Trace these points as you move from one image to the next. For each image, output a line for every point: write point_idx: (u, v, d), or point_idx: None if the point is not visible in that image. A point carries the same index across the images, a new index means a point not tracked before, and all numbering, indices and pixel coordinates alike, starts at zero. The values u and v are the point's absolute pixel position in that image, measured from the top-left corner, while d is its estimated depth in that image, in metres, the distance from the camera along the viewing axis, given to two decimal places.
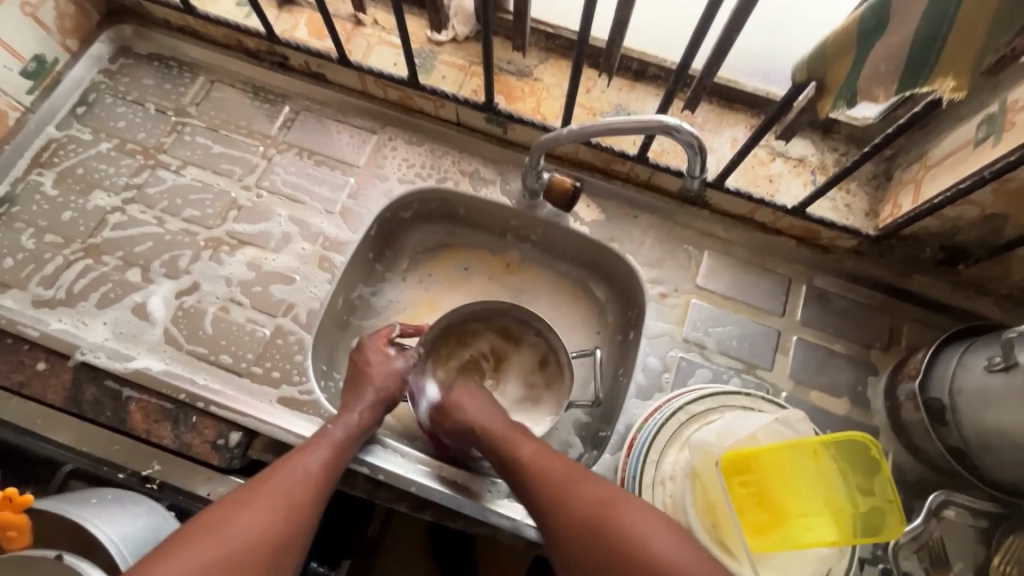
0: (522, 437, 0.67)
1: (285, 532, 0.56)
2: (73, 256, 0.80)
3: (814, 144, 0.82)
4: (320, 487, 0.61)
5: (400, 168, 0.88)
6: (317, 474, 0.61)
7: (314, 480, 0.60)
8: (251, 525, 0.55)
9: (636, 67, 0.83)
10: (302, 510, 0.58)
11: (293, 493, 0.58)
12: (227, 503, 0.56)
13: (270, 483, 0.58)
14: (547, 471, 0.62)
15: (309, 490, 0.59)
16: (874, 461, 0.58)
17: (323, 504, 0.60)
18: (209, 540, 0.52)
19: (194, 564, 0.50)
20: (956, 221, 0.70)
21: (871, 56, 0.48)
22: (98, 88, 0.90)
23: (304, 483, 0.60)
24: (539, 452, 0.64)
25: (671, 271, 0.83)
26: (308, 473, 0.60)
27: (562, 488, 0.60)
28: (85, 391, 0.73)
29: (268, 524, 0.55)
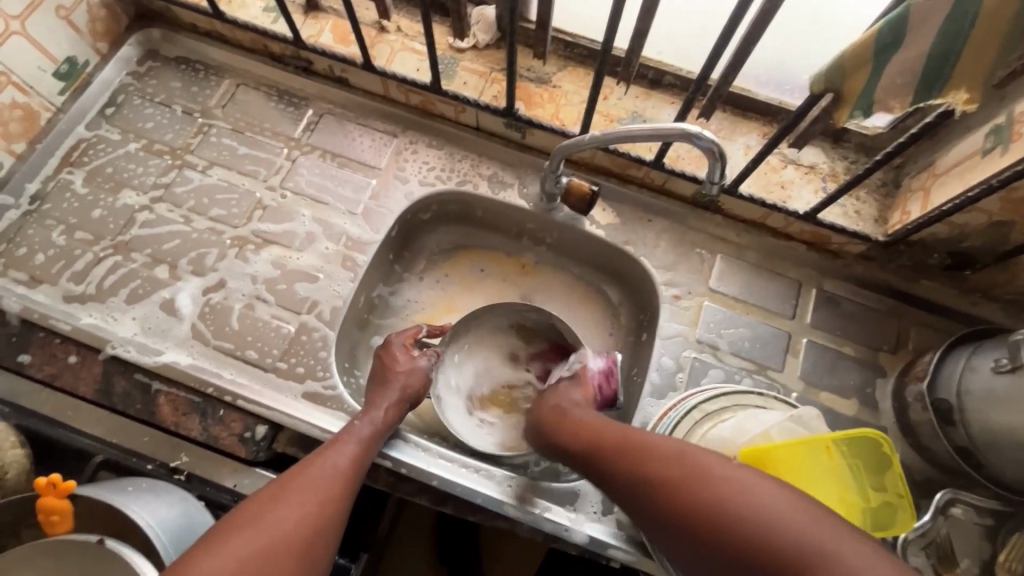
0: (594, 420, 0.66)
1: (321, 523, 0.56)
2: (103, 253, 0.82)
3: (825, 152, 0.84)
4: (351, 481, 0.61)
5: (420, 171, 0.90)
6: (345, 469, 0.61)
7: (343, 474, 0.60)
8: (287, 517, 0.54)
9: (652, 75, 0.86)
10: (332, 508, 0.57)
11: (326, 485, 0.58)
12: (266, 495, 0.56)
13: (301, 476, 0.58)
14: (631, 445, 0.59)
15: (340, 484, 0.59)
16: (885, 457, 0.60)
17: (352, 499, 0.61)
18: (243, 541, 0.51)
19: (230, 562, 0.49)
20: (964, 227, 0.72)
21: (887, 69, 0.50)
22: (126, 90, 0.92)
23: (335, 476, 0.60)
24: (614, 429, 0.63)
25: (684, 274, 0.85)
26: (337, 468, 0.60)
27: (639, 459, 0.57)
28: (115, 384, 0.75)
29: (304, 512, 0.55)
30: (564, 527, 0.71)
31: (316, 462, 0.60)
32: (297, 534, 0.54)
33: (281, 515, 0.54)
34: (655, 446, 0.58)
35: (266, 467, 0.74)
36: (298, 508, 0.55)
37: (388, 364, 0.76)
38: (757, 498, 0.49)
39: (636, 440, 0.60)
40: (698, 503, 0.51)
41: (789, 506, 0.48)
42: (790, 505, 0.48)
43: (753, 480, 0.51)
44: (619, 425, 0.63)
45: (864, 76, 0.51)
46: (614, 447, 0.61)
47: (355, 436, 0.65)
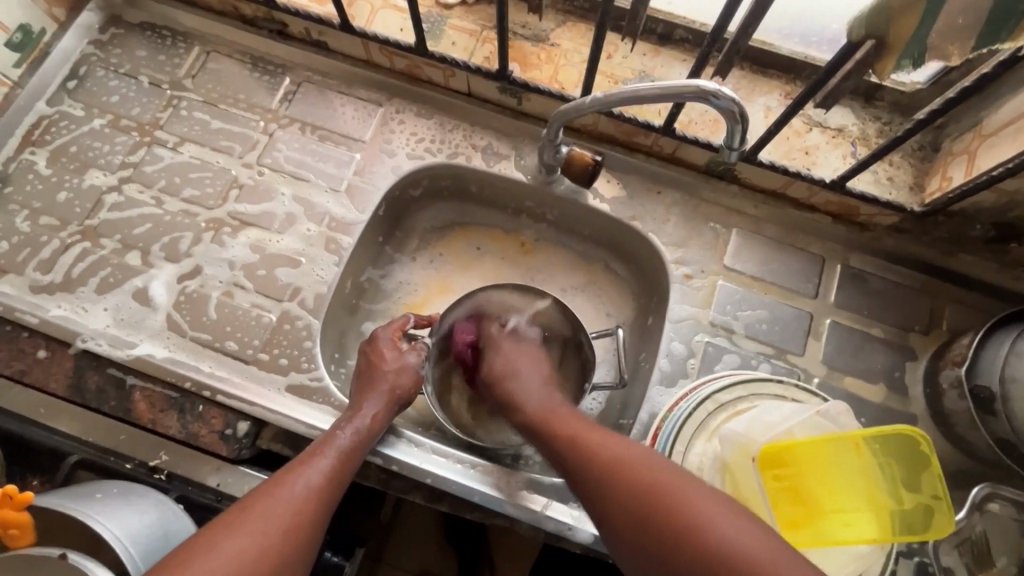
0: (571, 416, 0.63)
1: (286, 548, 0.52)
2: (70, 239, 0.76)
3: (855, 113, 0.76)
4: (324, 500, 0.57)
5: (408, 143, 0.83)
6: (319, 486, 0.57)
7: (316, 494, 0.56)
8: (250, 543, 0.50)
9: (661, 29, 0.77)
10: (301, 530, 0.53)
11: (295, 509, 0.54)
12: (238, 515, 0.52)
13: (269, 498, 0.54)
14: (596, 450, 0.57)
15: (312, 506, 0.55)
16: (922, 457, 0.54)
17: (326, 521, 0.57)
18: (208, 564, 0.48)
19: None
20: (1014, 195, 0.64)
21: (946, 9, 0.41)
22: (89, 60, 0.85)
23: (309, 495, 0.56)
24: (585, 428, 0.61)
25: (696, 251, 0.78)
26: (310, 487, 0.56)
27: (595, 458, 0.56)
28: (88, 379, 0.70)
29: (267, 537, 0.51)
30: (567, 527, 0.66)
31: (287, 480, 0.56)
32: (259, 559, 0.50)
33: (240, 541, 0.50)
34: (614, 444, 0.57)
35: (250, 465, 0.70)
36: (260, 534, 0.51)
37: (372, 361, 0.71)
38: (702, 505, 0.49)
39: (596, 436, 0.59)
40: (658, 519, 0.50)
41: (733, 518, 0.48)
42: (742, 532, 0.47)
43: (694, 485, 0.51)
44: (590, 425, 0.61)
45: (916, 17, 0.42)
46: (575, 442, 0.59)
47: (333, 447, 0.61)
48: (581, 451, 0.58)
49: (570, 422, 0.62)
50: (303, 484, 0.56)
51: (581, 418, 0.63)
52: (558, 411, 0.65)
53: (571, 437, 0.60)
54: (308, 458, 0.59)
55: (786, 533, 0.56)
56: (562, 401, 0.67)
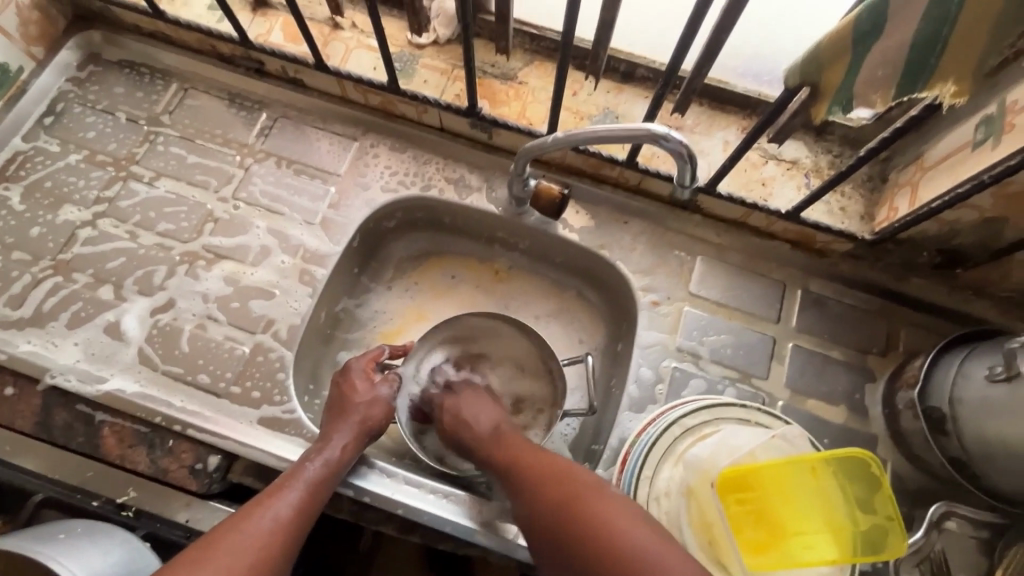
0: (517, 438, 0.67)
1: None
2: (42, 274, 0.77)
3: (808, 146, 0.80)
4: (292, 534, 0.57)
5: (382, 176, 0.85)
6: (287, 520, 0.57)
7: (284, 527, 0.57)
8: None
9: (623, 68, 0.81)
10: (267, 564, 0.54)
11: (263, 543, 0.55)
12: (205, 549, 0.52)
13: (236, 531, 0.54)
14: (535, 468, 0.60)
15: (280, 540, 0.56)
16: (875, 479, 0.56)
17: (293, 555, 0.57)
18: None
19: None
20: (954, 224, 0.67)
21: (866, 63, 0.44)
22: (66, 97, 0.86)
23: (277, 528, 0.56)
24: (529, 448, 0.64)
25: (663, 279, 0.81)
26: (278, 521, 0.57)
27: (536, 473, 0.60)
28: (56, 415, 0.70)
29: (234, 570, 0.52)
30: None
31: (254, 516, 0.56)
32: None
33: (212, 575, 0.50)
34: (553, 463, 0.60)
35: (221, 499, 0.70)
36: (228, 568, 0.51)
37: (345, 392, 0.72)
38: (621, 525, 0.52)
39: (538, 460, 0.61)
40: (579, 529, 0.53)
41: (653, 540, 0.50)
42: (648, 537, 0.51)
43: (619, 503, 0.54)
44: (532, 447, 0.64)
45: (842, 67, 0.45)
46: (519, 468, 0.62)
47: (301, 479, 0.61)
48: (527, 478, 0.60)
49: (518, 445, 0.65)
50: (272, 516, 0.57)
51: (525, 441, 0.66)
52: (507, 442, 0.66)
53: (514, 457, 0.63)
54: (277, 491, 0.59)
55: (749, 557, 0.57)
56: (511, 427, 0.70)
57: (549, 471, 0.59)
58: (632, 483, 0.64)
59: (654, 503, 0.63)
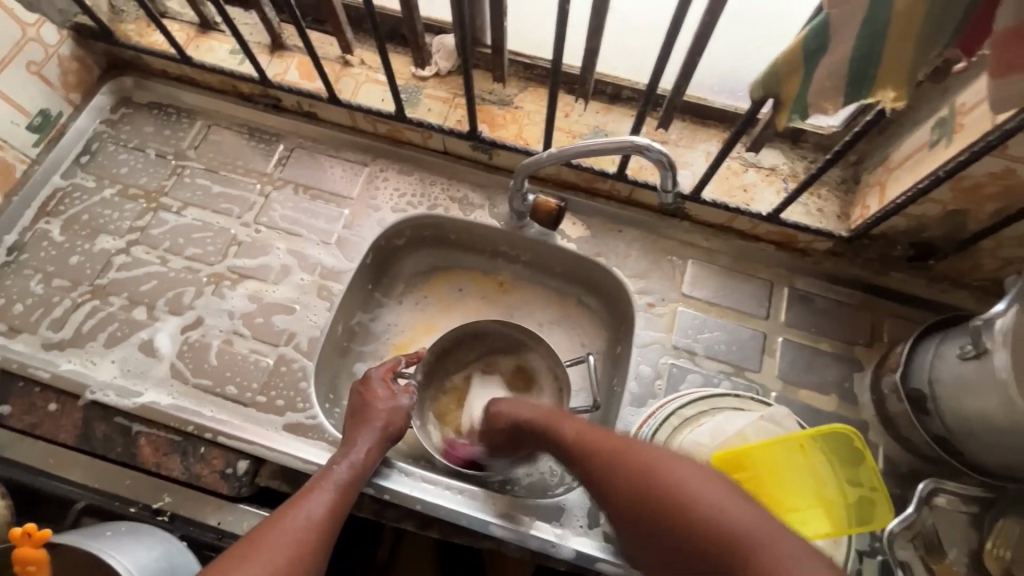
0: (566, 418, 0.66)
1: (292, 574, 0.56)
2: (81, 298, 0.83)
3: (784, 154, 0.86)
4: (326, 531, 0.61)
5: (392, 198, 0.91)
6: (320, 518, 0.62)
7: (317, 525, 0.61)
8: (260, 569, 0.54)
9: (610, 91, 0.88)
10: (304, 559, 0.58)
11: (299, 538, 0.59)
12: (247, 546, 0.56)
13: (273, 530, 0.58)
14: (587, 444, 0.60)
15: (314, 537, 0.60)
16: (858, 452, 0.61)
17: (328, 551, 0.61)
18: None
19: None
20: (922, 218, 0.73)
21: (816, 76, 0.49)
22: (101, 137, 0.94)
23: (312, 525, 0.60)
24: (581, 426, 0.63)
25: (657, 282, 0.86)
26: (312, 519, 0.61)
27: (592, 448, 0.59)
28: (95, 428, 0.75)
29: (274, 564, 0.55)
30: (551, 544, 0.71)
31: (289, 515, 0.60)
32: None
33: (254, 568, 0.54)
34: (611, 447, 0.57)
35: (249, 503, 0.74)
36: (269, 562, 0.55)
37: (363, 401, 0.77)
38: (707, 500, 0.47)
39: (590, 434, 0.61)
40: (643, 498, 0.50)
41: (733, 500, 0.46)
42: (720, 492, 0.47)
43: (695, 474, 0.49)
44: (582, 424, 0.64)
45: (797, 81, 0.51)
46: (572, 447, 0.62)
47: (330, 481, 0.66)
48: (580, 454, 0.60)
49: (569, 429, 0.64)
50: (306, 514, 0.61)
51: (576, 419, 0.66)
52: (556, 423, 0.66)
53: (567, 437, 0.63)
54: (310, 492, 0.64)
55: None
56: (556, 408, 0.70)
57: (605, 444, 0.58)
58: None
59: None
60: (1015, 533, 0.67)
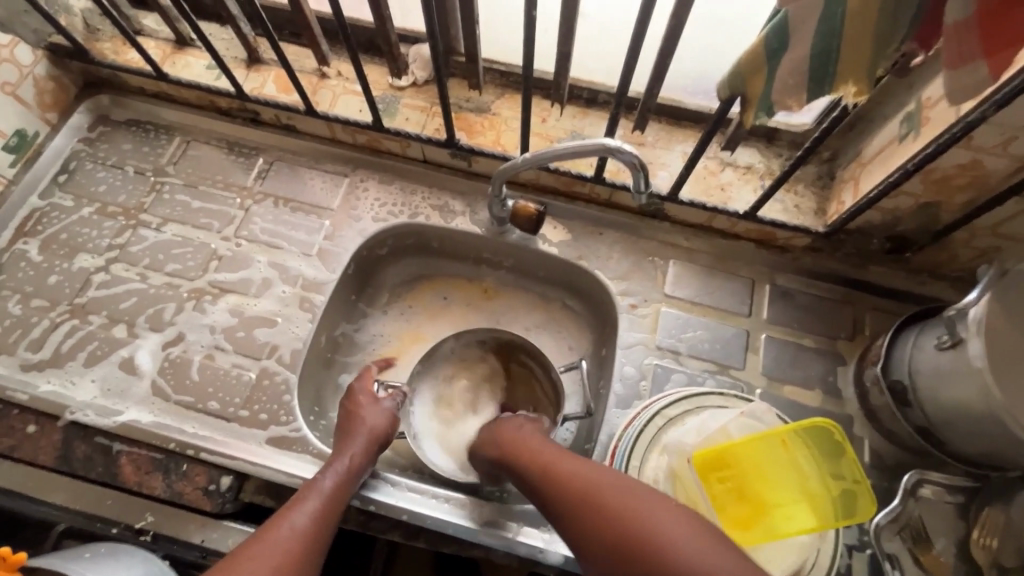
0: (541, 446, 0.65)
1: None
2: (60, 318, 0.82)
3: (760, 153, 0.87)
4: (315, 541, 0.61)
5: (373, 208, 0.91)
6: (307, 527, 0.61)
7: (303, 534, 0.60)
8: None
9: (586, 95, 0.88)
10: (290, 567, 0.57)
11: (285, 549, 0.58)
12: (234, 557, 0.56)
13: (256, 543, 0.58)
14: (562, 474, 0.60)
15: (300, 546, 0.59)
16: (839, 445, 0.61)
17: (317, 559, 0.60)
18: None
19: None
20: (895, 212, 0.74)
21: (779, 74, 0.50)
22: (78, 156, 0.94)
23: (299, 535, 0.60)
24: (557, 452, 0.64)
25: (639, 283, 0.87)
26: (298, 528, 0.61)
27: (565, 478, 0.59)
28: (75, 449, 0.74)
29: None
30: (539, 549, 0.70)
31: (275, 526, 0.60)
32: None
33: None
34: (597, 477, 0.57)
35: (234, 519, 0.73)
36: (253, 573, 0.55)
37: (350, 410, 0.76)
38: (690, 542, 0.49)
39: (564, 464, 0.61)
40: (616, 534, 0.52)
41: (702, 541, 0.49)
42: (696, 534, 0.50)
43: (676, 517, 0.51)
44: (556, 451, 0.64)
45: (762, 80, 0.51)
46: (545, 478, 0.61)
47: (318, 489, 0.66)
48: (552, 485, 0.60)
49: (546, 456, 0.63)
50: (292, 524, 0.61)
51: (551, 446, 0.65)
52: (533, 450, 0.65)
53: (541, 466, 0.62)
54: (299, 502, 0.64)
55: (735, 533, 0.61)
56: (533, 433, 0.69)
57: (579, 475, 0.59)
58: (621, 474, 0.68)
59: None
60: (1002, 523, 0.67)
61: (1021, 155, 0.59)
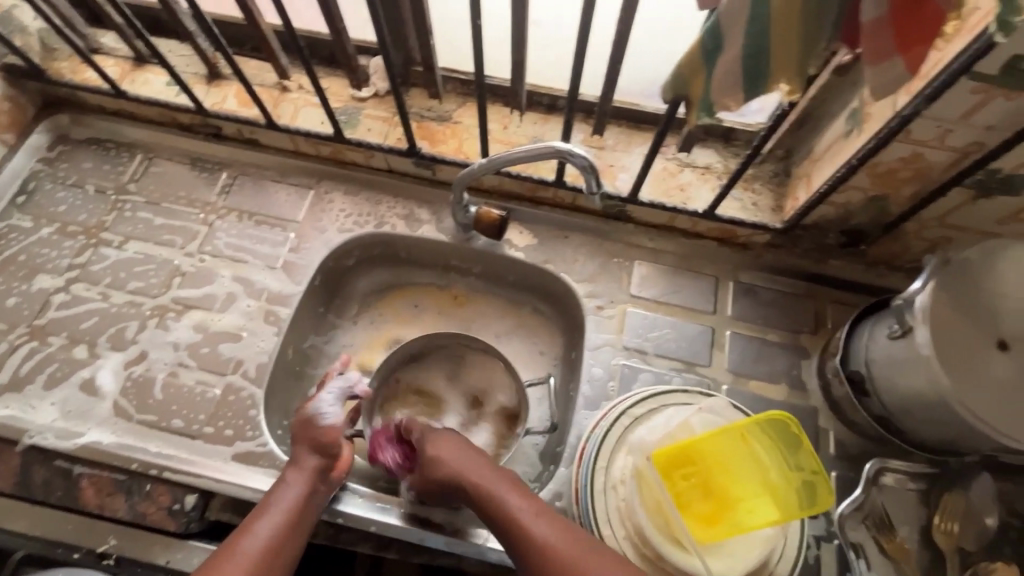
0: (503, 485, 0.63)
1: None
2: (18, 340, 0.81)
3: (718, 153, 0.89)
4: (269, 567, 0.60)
5: (338, 219, 0.91)
6: (263, 550, 0.60)
7: (258, 558, 0.59)
8: None
9: (546, 101, 0.90)
10: None
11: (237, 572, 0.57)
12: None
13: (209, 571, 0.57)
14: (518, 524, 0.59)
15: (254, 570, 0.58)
16: (795, 436, 0.62)
17: None
18: None
19: None
20: (847, 206, 0.75)
21: (716, 74, 0.51)
22: (37, 176, 0.93)
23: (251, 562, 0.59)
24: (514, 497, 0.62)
25: (605, 285, 0.87)
26: (251, 551, 0.59)
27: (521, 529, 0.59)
28: (34, 473, 0.73)
29: None
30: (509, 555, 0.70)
31: (228, 551, 0.59)
32: None
33: None
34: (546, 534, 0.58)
35: (200, 538, 0.72)
36: None
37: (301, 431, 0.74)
38: None
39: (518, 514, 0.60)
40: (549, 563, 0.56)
41: None
42: None
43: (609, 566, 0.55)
44: (515, 493, 0.62)
45: (701, 81, 0.53)
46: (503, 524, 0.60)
47: (271, 511, 0.64)
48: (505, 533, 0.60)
49: (504, 499, 0.61)
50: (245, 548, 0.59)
51: (513, 484, 0.64)
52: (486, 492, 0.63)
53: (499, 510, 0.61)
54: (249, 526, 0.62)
55: (701, 531, 0.61)
56: (493, 466, 0.66)
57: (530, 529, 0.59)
58: (589, 476, 0.69)
59: (612, 491, 0.68)
60: (961, 507, 0.69)
61: (958, 147, 0.62)
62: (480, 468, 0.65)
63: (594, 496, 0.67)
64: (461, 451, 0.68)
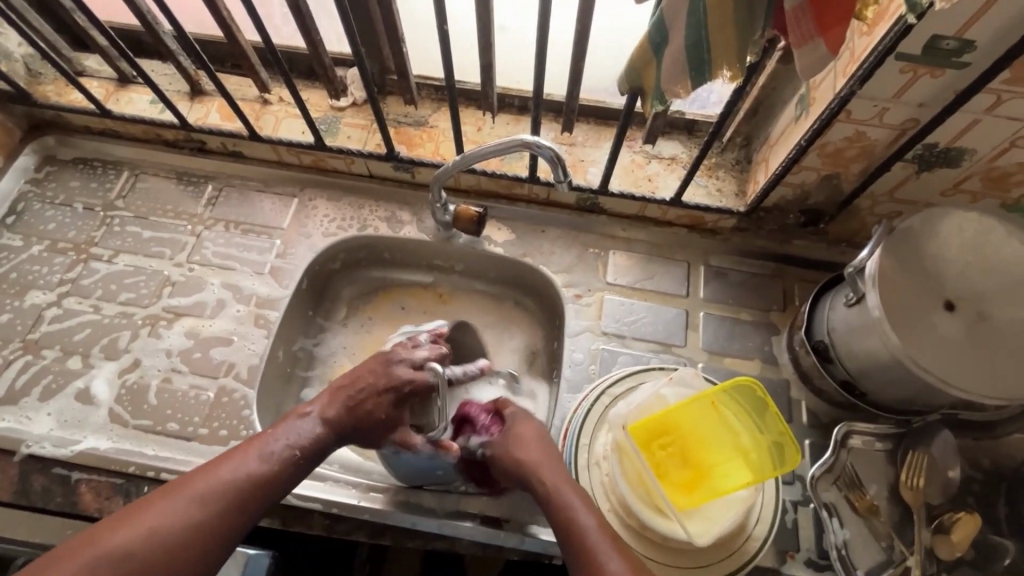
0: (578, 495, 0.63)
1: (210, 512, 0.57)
2: (12, 355, 0.83)
3: (683, 144, 0.93)
4: (254, 494, 0.60)
5: (322, 224, 0.95)
6: (259, 471, 0.61)
7: (251, 476, 0.61)
8: (177, 510, 0.56)
9: (517, 102, 0.94)
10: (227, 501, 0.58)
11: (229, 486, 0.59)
12: (158, 494, 0.58)
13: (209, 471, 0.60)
14: (580, 534, 0.60)
15: (245, 489, 0.60)
16: (761, 400, 0.67)
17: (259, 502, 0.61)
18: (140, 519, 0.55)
19: (125, 542, 0.53)
20: (803, 186, 0.80)
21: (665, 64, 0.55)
22: (25, 197, 0.95)
23: (235, 484, 0.59)
24: (585, 508, 0.62)
25: (582, 275, 0.91)
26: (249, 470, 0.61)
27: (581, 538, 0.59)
28: (34, 481, 0.74)
29: (197, 504, 0.57)
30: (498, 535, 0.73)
31: (232, 460, 0.61)
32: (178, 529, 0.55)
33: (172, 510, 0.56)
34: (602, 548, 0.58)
35: None
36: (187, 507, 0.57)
37: (361, 402, 0.68)
38: None
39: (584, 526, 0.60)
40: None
41: None
42: None
43: None
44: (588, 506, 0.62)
45: (652, 71, 0.57)
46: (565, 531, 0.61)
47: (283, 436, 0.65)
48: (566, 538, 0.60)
49: (576, 510, 0.61)
50: (231, 472, 0.60)
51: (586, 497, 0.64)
52: (561, 499, 0.63)
53: (567, 518, 0.61)
54: (249, 448, 0.63)
55: (682, 498, 0.64)
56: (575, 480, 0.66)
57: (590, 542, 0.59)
58: (573, 454, 0.72)
59: (595, 467, 0.71)
60: (925, 463, 0.71)
61: (896, 124, 0.67)
62: (560, 476, 0.65)
63: (578, 472, 0.71)
64: (549, 454, 0.67)
